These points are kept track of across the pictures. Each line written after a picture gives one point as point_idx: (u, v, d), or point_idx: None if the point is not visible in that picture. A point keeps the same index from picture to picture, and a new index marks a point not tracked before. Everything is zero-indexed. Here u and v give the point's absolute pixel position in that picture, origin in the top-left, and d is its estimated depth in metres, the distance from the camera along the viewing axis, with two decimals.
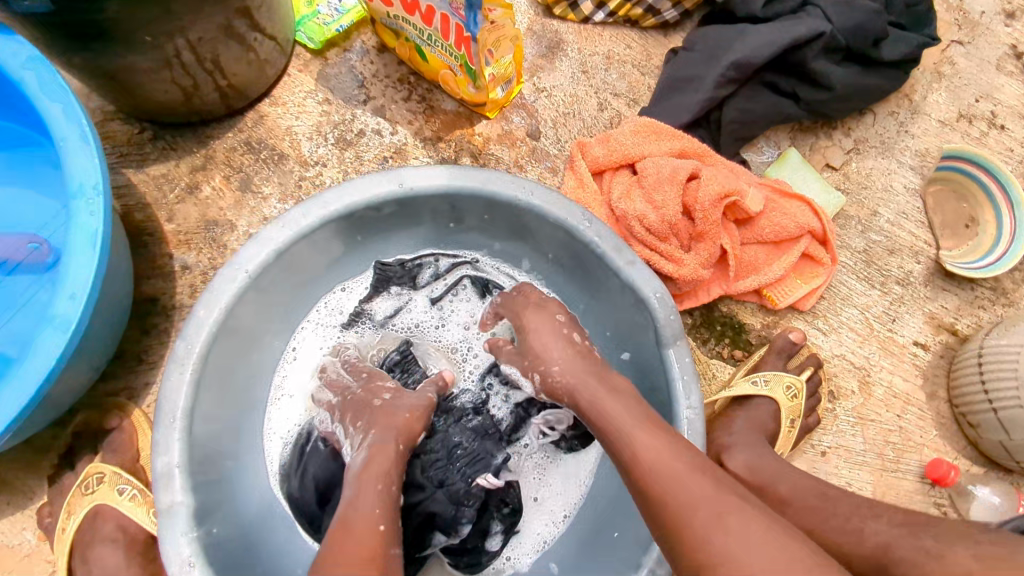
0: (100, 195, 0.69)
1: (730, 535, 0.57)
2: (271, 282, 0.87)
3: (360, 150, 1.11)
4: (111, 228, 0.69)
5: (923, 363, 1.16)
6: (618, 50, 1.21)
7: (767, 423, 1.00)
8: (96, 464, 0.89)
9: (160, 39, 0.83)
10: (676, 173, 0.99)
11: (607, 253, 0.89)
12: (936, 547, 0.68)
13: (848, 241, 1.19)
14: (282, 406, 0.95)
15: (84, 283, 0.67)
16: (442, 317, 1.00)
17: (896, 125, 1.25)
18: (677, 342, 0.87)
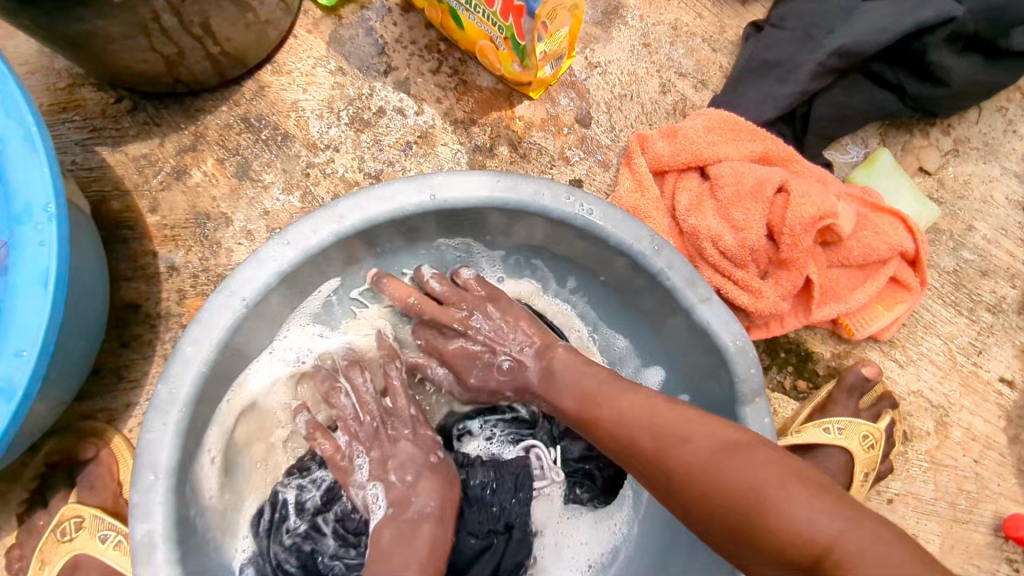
0: (52, 221, 0.55)
1: (791, 490, 0.51)
2: (272, 307, 0.72)
3: (379, 132, 0.93)
4: (68, 265, 0.56)
5: (1008, 403, 1.02)
6: (687, 20, 1.02)
7: (837, 478, 0.87)
8: (72, 505, 0.77)
9: (131, 1, 0.65)
10: (759, 186, 0.83)
11: (677, 287, 0.74)
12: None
13: (937, 260, 1.03)
14: None
15: (35, 336, 0.55)
16: None
17: (1003, 124, 1.07)
18: (755, 400, 0.73)
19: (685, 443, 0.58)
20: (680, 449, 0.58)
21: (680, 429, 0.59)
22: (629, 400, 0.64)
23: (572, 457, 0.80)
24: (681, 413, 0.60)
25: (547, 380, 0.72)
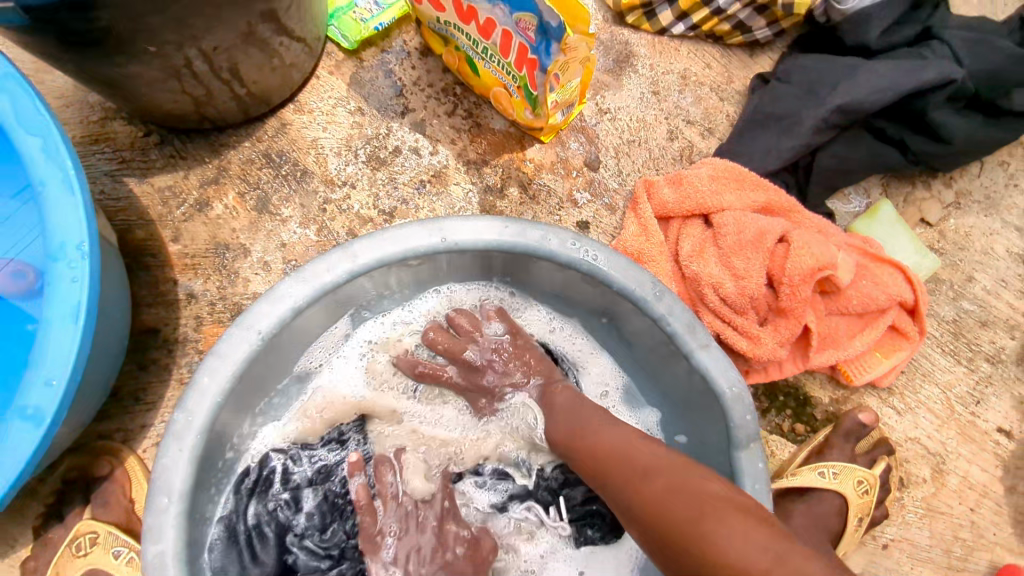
0: (85, 256, 0.58)
1: (731, 523, 0.51)
2: (286, 339, 0.75)
3: (394, 170, 0.97)
4: (97, 296, 0.59)
5: (1005, 453, 1.03)
6: (696, 69, 1.05)
7: (830, 522, 0.88)
8: (86, 521, 0.79)
9: (167, 49, 0.68)
10: (760, 234, 0.86)
11: (679, 333, 0.76)
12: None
13: (937, 309, 1.05)
14: None
15: (66, 365, 0.58)
16: None
17: (1004, 177, 1.09)
18: (751, 445, 0.75)
19: (642, 480, 0.59)
20: (641, 480, 0.60)
21: (647, 463, 0.61)
22: (615, 431, 0.68)
23: (577, 503, 0.83)
24: (651, 455, 0.62)
25: (545, 415, 0.77)
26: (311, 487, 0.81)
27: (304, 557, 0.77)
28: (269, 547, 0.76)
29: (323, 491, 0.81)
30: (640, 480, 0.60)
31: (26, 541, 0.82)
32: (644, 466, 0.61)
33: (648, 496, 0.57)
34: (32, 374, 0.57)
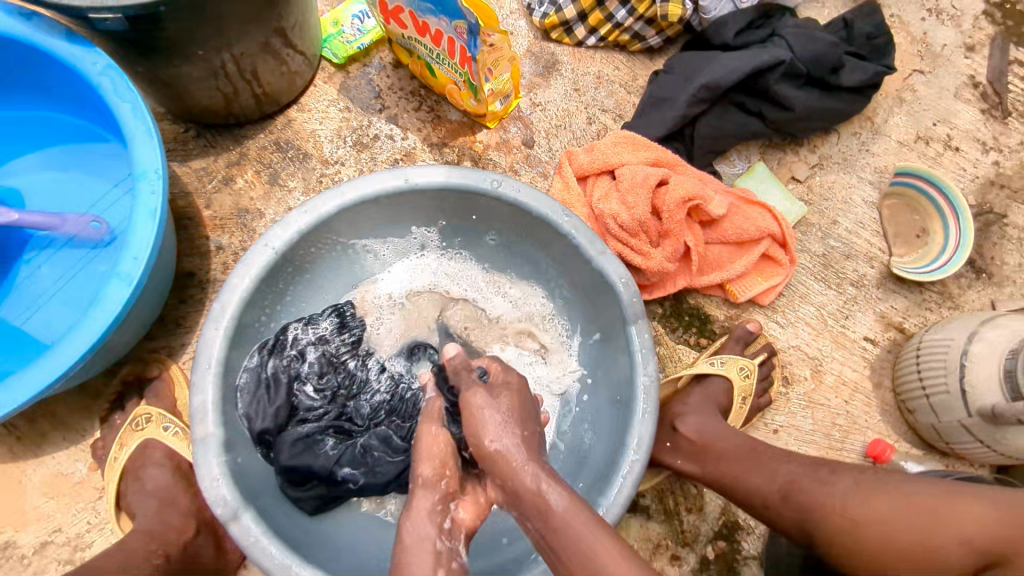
0: (161, 177, 0.86)
1: None
2: (293, 258, 1.01)
3: (375, 152, 1.27)
4: (168, 204, 0.87)
5: (872, 356, 1.29)
6: (608, 70, 1.36)
7: (719, 398, 1.12)
8: (143, 406, 1.04)
9: (209, 53, 0.99)
10: (648, 179, 1.13)
11: (581, 246, 1.02)
12: (825, 474, 0.83)
13: (808, 246, 1.33)
14: None
15: (147, 248, 0.84)
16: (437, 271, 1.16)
17: (858, 144, 1.38)
18: (639, 321, 1.00)
19: (596, 551, 0.67)
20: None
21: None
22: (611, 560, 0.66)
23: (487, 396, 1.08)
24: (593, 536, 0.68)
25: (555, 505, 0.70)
26: (312, 345, 1.07)
27: (304, 398, 1.05)
28: (281, 389, 1.02)
29: (323, 350, 1.08)
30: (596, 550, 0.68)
31: (95, 429, 1.08)
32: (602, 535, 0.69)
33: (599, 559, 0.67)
34: (124, 250, 0.83)
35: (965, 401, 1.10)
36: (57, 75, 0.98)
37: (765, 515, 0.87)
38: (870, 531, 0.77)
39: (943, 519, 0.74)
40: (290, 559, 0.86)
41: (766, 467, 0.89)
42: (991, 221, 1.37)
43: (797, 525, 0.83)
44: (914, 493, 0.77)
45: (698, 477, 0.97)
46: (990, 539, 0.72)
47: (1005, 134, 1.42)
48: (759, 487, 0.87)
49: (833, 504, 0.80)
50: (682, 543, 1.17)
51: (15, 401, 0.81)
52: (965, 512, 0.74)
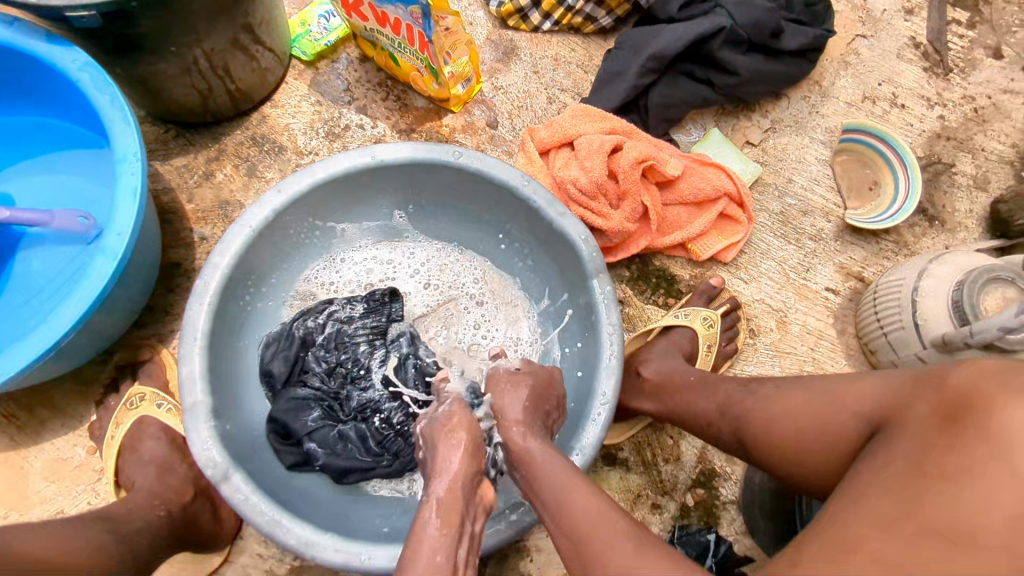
0: (139, 160, 0.93)
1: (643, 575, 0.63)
2: (270, 236, 1.06)
3: (347, 141, 1.33)
4: (147, 184, 0.94)
5: (834, 305, 1.34)
6: (565, 53, 1.43)
7: (684, 345, 1.18)
8: (136, 387, 1.10)
9: (181, 49, 1.06)
10: (604, 145, 1.21)
11: (542, 208, 1.07)
12: (756, 387, 0.91)
13: (766, 205, 1.39)
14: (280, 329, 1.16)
15: (129, 224, 0.91)
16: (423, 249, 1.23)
17: (808, 107, 1.45)
18: (601, 275, 1.05)
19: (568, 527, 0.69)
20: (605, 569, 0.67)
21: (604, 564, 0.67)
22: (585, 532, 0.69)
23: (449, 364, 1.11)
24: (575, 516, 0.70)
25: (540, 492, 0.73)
26: (330, 319, 1.14)
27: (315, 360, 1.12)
28: (294, 346, 1.11)
29: (339, 327, 1.14)
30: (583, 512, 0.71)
31: (92, 413, 1.13)
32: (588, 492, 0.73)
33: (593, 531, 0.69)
34: (108, 227, 0.91)
35: (919, 334, 1.14)
36: (39, 78, 1.05)
37: (710, 432, 0.96)
38: (784, 425, 0.83)
39: (838, 399, 0.79)
40: (280, 514, 0.90)
41: (711, 390, 0.98)
42: (940, 171, 1.43)
43: (733, 433, 0.91)
44: (820, 381, 0.83)
45: (655, 413, 1.07)
46: (872, 405, 0.75)
47: (948, 89, 1.49)
48: (704, 408, 0.97)
49: (756, 402, 0.89)
50: (662, 493, 1.19)
51: (11, 370, 0.87)
52: (851, 390, 0.78)
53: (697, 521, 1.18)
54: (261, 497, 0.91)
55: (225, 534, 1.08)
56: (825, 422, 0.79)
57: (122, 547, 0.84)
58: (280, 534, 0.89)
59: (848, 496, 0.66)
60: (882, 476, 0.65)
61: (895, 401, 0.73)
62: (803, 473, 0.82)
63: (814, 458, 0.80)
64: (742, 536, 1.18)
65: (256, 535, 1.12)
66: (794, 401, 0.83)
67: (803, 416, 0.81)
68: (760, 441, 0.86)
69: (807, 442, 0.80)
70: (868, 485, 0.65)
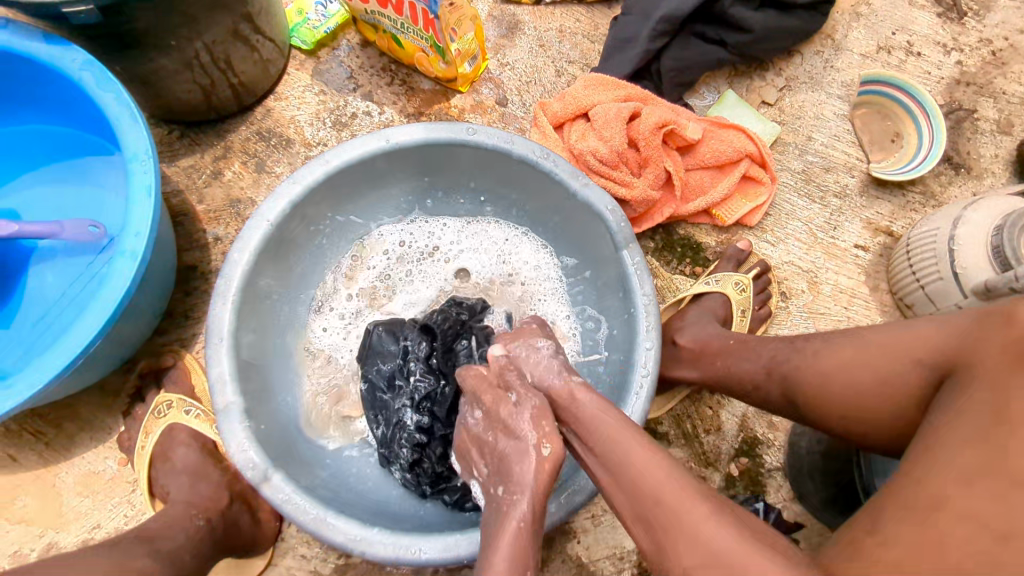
0: (150, 158, 0.90)
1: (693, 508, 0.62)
2: (288, 230, 1.02)
3: (355, 130, 1.30)
4: (161, 181, 0.91)
5: (864, 263, 1.31)
6: (569, 24, 1.39)
7: (719, 311, 1.15)
8: (163, 394, 1.08)
9: (181, 43, 1.02)
10: (621, 112, 1.19)
11: (565, 181, 1.03)
12: (801, 343, 0.89)
13: (788, 164, 1.35)
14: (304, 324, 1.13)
15: (146, 222, 0.89)
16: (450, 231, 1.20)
17: (822, 62, 1.41)
18: (630, 245, 1.01)
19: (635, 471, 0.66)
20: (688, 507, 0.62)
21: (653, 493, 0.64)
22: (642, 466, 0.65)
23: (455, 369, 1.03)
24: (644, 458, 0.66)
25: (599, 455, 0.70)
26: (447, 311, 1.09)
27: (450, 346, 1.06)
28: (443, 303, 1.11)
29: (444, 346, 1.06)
30: (628, 466, 0.66)
31: (121, 425, 1.11)
32: (635, 438, 0.68)
33: (659, 490, 0.64)
34: (126, 228, 0.88)
35: (959, 283, 1.11)
36: (36, 82, 1.00)
37: (757, 394, 0.94)
38: (838, 381, 0.82)
39: (900, 347, 0.77)
40: (325, 512, 0.88)
41: (754, 351, 0.96)
42: (962, 118, 1.40)
43: (782, 391, 0.90)
44: (875, 334, 0.81)
45: (696, 380, 1.05)
46: (929, 352, 0.74)
47: (964, 33, 1.45)
48: (748, 369, 0.95)
49: (806, 360, 0.87)
50: (706, 464, 1.17)
51: (39, 382, 0.84)
52: (908, 339, 0.76)
53: (743, 491, 1.16)
54: (304, 496, 0.89)
55: (266, 536, 1.06)
56: (885, 377, 0.77)
57: (171, 558, 0.82)
58: (325, 533, 0.87)
59: (917, 450, 0.64)
60: (953, 426, 0.63)
61: (959, 346, 0.71)
62: (868, 429, 0.81)
63: (878, 411, 0.78)
64: (788, 502, 1.17)
65: (298, 537, 1.10)
66: (847, 354, 0.82)
67: (862, 370, 0.80)
68: (815, 401, 0.84)
69: (871, 399, 0.79)
70: (939, 434, 0.63)
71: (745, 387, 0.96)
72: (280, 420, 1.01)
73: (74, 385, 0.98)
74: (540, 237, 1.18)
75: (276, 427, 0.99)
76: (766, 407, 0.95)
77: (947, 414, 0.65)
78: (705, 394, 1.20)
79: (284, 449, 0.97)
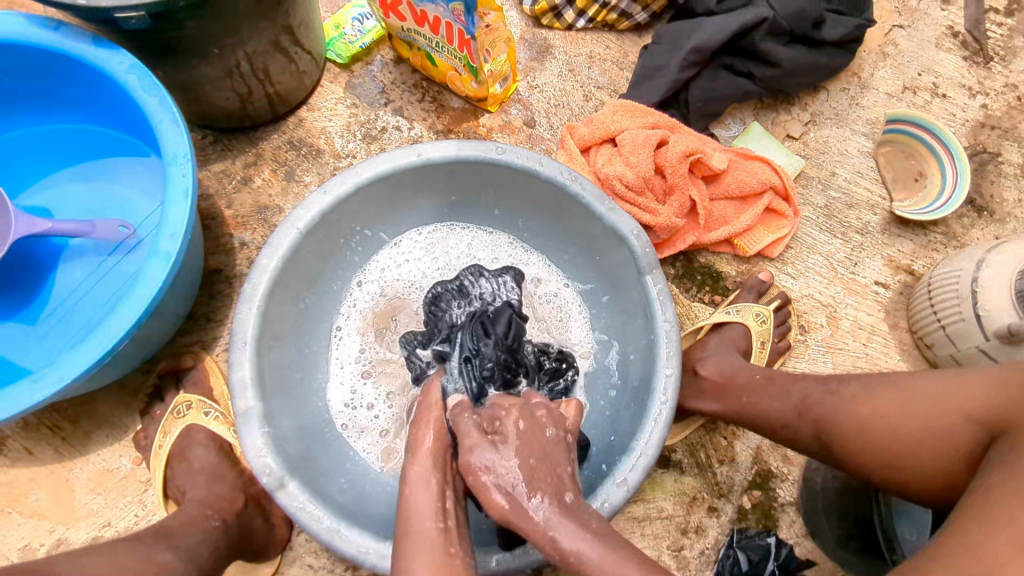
0: (189, 161, 0.92)
1: None
2: (316, 238, 1.04)
3: (384, 143, 1.32)
4: (198, 185, 0.92)
5: (885, 299, 1.31)
6: (599, 50, 1.41)
7: (738, 340, 1.16)
8: (183, 395, 1.09)
9: (225, 51, 1.05)
10: (649, 140, 1.21)
11: (591, 204, 1.04)
12: (835, 385, 0.90)
13: (811, 198, 1.36)
14: (325, 333, 1.14)
15: (182, 225, 0.90)
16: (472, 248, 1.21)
17: (848, 99, 1.43)
18: (654, 271, 1.02)
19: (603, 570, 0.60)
20: None
21: None
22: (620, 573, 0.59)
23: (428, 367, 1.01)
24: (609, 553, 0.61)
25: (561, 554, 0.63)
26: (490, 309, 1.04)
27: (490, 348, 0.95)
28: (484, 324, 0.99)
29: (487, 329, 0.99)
30: None
31: (138, 423, 1.11)
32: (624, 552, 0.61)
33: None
34: (162, 229, 0.89)
35: (981, 326, 1.10)
36: (80, 82, 1.03)
37: (786, 433, 0.94)
38: (878, 430, 0.82)
39: (950, 400, 0.77)
40: (339, 523, 0.88)
41: (782, 391, 0.97)
42: (986, 161, 1.40)
43: (816, 433, 0.90)
44: (916, 382, 0.81)
45: (716, 411, 1.05)
46: (981, 407, 0.75)
47: (990, 78, 1.46)
48: (778, 410, 0.95)
49: (844, 404, 0.87)
50: (718, 495, 1.16)
51: (67, 378, 0.86)
52: (957, 393, 0.77)
53: (755, 524, 1.15)
54: (319, 506, 0.89)
55: (276, 542, 1.05)
56: (931, 429, 0.78)
57: (190, 558, 0.82)
58: (338, 544, 0.86)
59: (981, 512, 0.65)
60: (1016, 490, 0.64)
61: (1015, 403, 0.72)
62: (909, 480, 0.81)
63: (919, 461, 0.79)
64: (801, 539, 1.14)
65: (307, 545, 1.09)
66: (886, 404, 0.82)
67: (905, 422, 0.80)
68: (852, 445, 0.84)
69: (914, 449, 0.79)
70: (1006, 497, 0.64)
71: (766, 417, 0.96)
72: (298, 426, 1.01)
73: (99, 381, 0.99)
74: (562, 257, 1.19)
75: (292, 431, 0.99)
76: (796, 448, 0.95)
77: (1009, 474, 0.66)
78: (720, 424, 1.19)
79: (301, 455, 0.97)
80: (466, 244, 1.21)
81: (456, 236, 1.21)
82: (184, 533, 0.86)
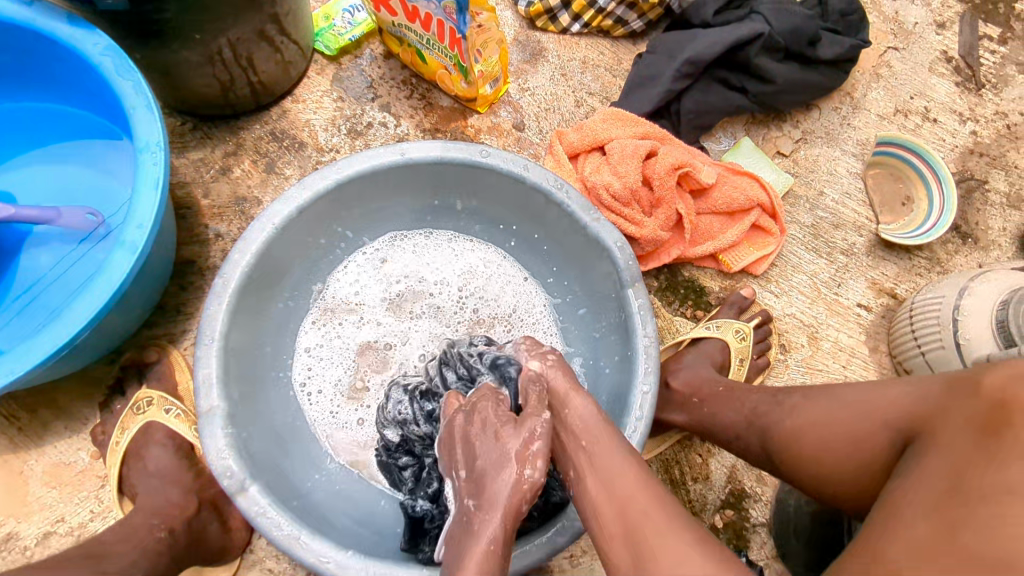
0: (161, 149, 0.89)
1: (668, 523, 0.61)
2: (293, 235, 1.01)
3: (369, 140, 1.29)
4: (169, 175, 0.89)
5: (866, 322, 1.30)
6: (593, 56, 1.39)
7: (716, 356, 1.14)
8: (144, 391, 1.05)
9: (206, 37, 1.01)
10: (638, 150, 1.20)
11: (577, 214, 1.02)
12: (782, 397, 0.90)
13: (797, 217, 1.35)
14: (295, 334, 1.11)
15: (150, 216, 0.87)
16: (452, 253, 1.18)
17: (839, 119, 1.42)
18: (636, 285, 1.00)
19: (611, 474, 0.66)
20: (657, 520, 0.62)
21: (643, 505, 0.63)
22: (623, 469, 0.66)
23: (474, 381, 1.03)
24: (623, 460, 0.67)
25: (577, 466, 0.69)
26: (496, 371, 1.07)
27: None
28: None
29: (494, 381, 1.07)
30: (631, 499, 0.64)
31: (97, 416, 1.08)
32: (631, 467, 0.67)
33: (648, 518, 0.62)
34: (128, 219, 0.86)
35: (961, 354, 1.10)
36: (54, 61, 0.99)
37: (739, 445, 0.93)
38: (807, 438, 0.83)
39: (871, 409, 0.77)
40: (299, 531, 0.85)
41: (737, 401, 0.96)
42: (973, 187, 1.40)
43: (761, 443, 0.89)
44: (846, 391, 0.82)
45: (685, 424, 1.04)
46: (900, 415, 0.74)
47: (981, 105, 1.46)
48: (731, 420, 0.95)
49: (785, 411, 0.87)
50: (690, 513, 1.15)
51: (20, 370, 0.82)
52: (878, 401, 0.77)
53: (726, 544, 1.14)
54: (280, 512, 0.86)
55: (235, 546, 1.03)
56: (855, 436, 0.77)
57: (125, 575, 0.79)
58: (298, 551, 0.84)
59: (880, 518, 0.64)
60: (912, 494, 0.63)
61: (928, 412, 0.71)
62: (836, 491, 0.80)
63: (843, 472, 0.78)
64: (771, 561, 1.14)
65: (267, 549, 1.07)
66: (818, 412, 0.83)
67: (830, 429, 0.80)
68: (788, 454, 0.85)
69: (836, 456, 0.79)
70: (898, 503, 0.64)
71: (730, 439, 0.95)
72: (263, 428, 0.98)
73: (57, 373, 0.96)
74: (543, 268, 1.17)
75: (257, 433, 0.96)
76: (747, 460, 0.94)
77: (909, 482, 0.65)
78: (696, 441, 1.18)
79: (261, 456, 0.93)
80: (445, 248, 1.18)
81: (436, 241, 1.18)
82: (117, 552, 0.82)
